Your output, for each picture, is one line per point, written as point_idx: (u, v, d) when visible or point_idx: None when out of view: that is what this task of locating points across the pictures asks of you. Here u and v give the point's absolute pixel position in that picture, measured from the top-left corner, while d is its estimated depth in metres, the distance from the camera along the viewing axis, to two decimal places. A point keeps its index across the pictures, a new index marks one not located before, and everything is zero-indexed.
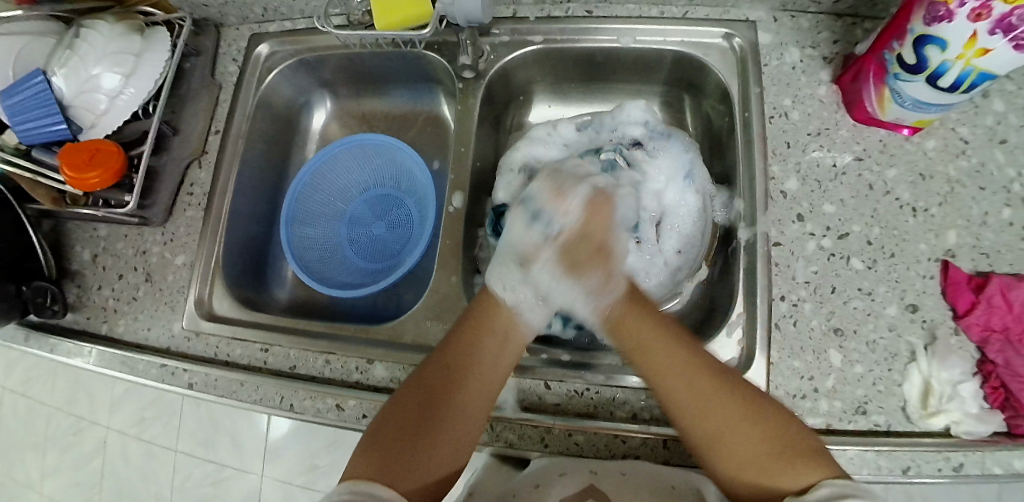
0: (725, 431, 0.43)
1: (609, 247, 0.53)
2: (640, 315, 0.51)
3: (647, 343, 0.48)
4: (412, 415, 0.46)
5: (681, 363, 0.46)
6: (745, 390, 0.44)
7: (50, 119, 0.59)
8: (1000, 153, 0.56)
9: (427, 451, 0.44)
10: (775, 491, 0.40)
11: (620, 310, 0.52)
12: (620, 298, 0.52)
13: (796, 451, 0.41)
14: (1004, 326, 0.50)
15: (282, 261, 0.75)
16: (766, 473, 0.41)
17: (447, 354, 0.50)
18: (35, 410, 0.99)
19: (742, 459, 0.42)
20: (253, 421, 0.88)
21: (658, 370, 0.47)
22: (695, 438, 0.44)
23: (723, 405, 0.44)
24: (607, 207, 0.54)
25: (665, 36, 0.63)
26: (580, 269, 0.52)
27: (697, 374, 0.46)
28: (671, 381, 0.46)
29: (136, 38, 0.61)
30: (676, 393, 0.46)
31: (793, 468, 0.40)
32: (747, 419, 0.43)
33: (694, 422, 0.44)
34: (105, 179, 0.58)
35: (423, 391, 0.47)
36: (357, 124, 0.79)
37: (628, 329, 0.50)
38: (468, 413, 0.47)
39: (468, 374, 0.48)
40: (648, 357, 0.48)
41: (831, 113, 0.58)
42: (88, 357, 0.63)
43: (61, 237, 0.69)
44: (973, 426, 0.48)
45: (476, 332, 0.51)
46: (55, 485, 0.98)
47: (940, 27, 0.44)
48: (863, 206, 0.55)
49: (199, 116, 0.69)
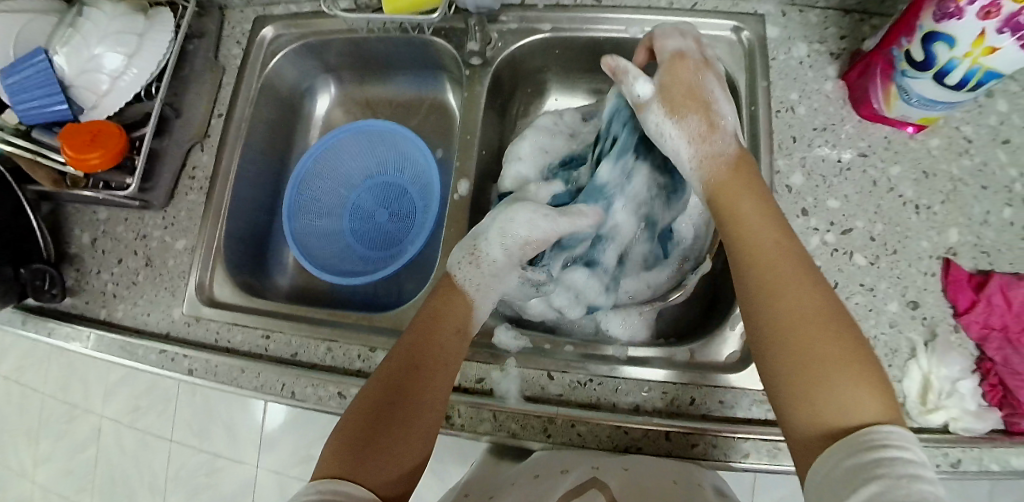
0: (802, 326, 0.37)
1: (704, 92, 0.51)
2: (743, 187, 0.46)
3: (750, 220, 0.44)
4: (375, 411, 0.44)
5: (776, 239, 0.42)
6: (855, 330, 0.38)
7: (51, 99, 0.58)
8: (1004, 152, 0.56)
9: (396, 448, 0.42)
10: (830, 414, 0.34)
11: (724, 167, 0.48)
12: (724, 169, 0.48)
13: (868, 384, 0.35)
14: (1003, 325, 0.51)
15: (282, 247, 0.75)
16: (825, 394, 0.35)
17: (408, 347, 0.48)
18: (29, 396, 0.98)
19: (813, 361, 0.36)
20: (249, 408, 0.88)
21: (753, 246, 0.42)
22: (772, 324, 0.39)
23: (826, 322, 0.37)
24: (691, 65, 0.52)
25: (673, 28, 0.63)
26: (680, 110, 0.51)
27: (791, 261, 0.41)
28: (768, 256, 0.41)
29: (139, 18, 0.61)
30: (755, 246, 0.42)
31: (857, 393, 0.34)
32: (836, 347, 0.36)
33: (779, 336, 0.38)
34: (106, 160, 0.58)
35: (385, 386, 0.45)
36: (360, 111, 0.79)
37: (733, 194, 0.46)
38: (430, 405, 0.45)
39: (431, 366, 0.47)
40: (741, 232, 0.44)
41: (837, 109, 0.58)
42: (86, 341, 0.63)
43: (59, 221, 0.68)
44: (971, 422, 0.49)
45: (435, 323, 0.50)
46: (49, 470, 0.98)
47: (949, 25, 0.44)
48: (867, 203, 0.55)
49: (201, 99, 0.68)
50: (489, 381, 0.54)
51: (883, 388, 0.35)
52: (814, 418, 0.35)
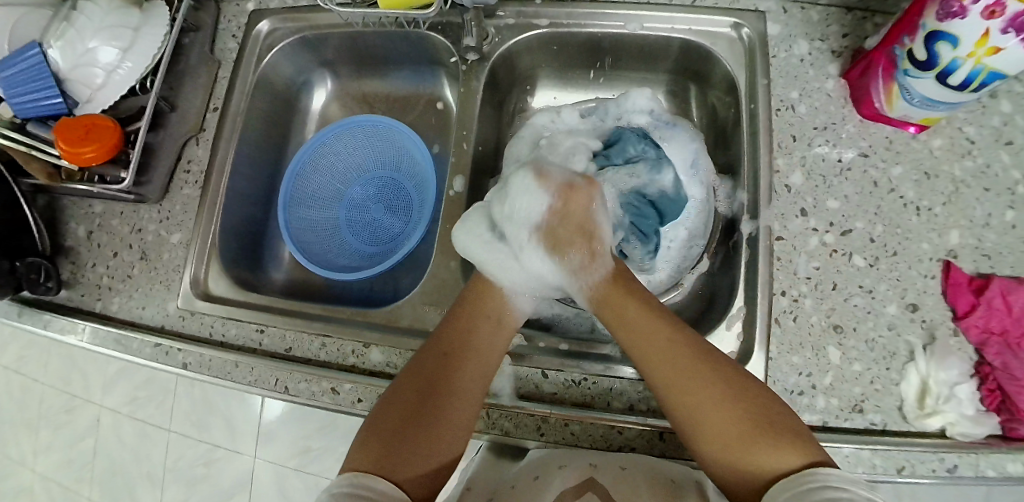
0: (707, 412, 0.42)
1: (593, 227, 0.54)
2: (624, 307, 0.50)
3: (637, 327, 0.48)
4: (407, 406, 0.46)
5: (666, 345, 0.46)
6: (752, 391, 0.43)
7: (46, 92, 0.58)
8: (1007, 154, 0.55)
9: (431, 437, 0.45)
10: (756, 471, 0.39)
11: (606, 286, 0.52)
12: (607, 280, 0.53)
13: (785, 443, 0.39)
14: (1003, 328, 0.50)
15: (279, 242, 0.75)
16: (744, 449, 0.40)
17: (444, 341, 0.50)
18: (28, 387, 0.98)
19: (717, 428, 0.42)
20: (247, 401, 0.88)
21: (648, 355, 0.46)
22: (678, 397, 0.44)
23: (711, 381, 0.43)
24: (583, 193, 0.54)
25: (673, 24, 0.62)
26: (562, 245, 0.53)
27: (686, 356, 0.45)
28: (654, 351, 0.46)
29: (134, 10, 0.60)
30: (656, 363, 0.46)
31: (769, 455, 0.39)
32: (733, 404, 0.42)
33: (676, 391, 0.44)
34: (100, 154, 0.57)
35: (415, 384, 0.47)
36: (357, 106, 0.78)
37: (618, 310, 0.50)
38: (464, 394, 0.48)
39: (466, 356, 0.50)
40: (637, 341, 0.48)
41: (838, 108, 0.57)
42: (82, 335, 0.63)
43: (55, 214, 0.68)
44: (969, 427, 0.49)
45: (474, 316, 0.52)
46: (49, 461, 0.98)
47: (953, 23, 0.43)
48: (867, 204, 0.55)
49: (197, 93, 0.68)
50: None
51: (806, 444, 0.40)
52: (741, 467, 0.40)
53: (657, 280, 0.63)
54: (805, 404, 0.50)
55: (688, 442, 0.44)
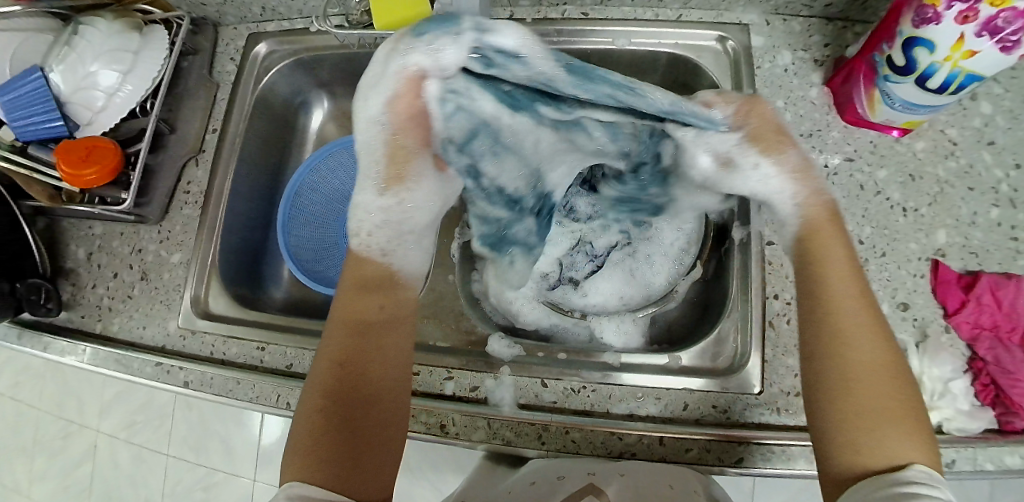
0: (861, 373, 0.41)
1: (736, 150, 0.51)
2: (832, 242, 0.46)
3: (839, 270, 0.45)
4: (326, 408, 0.44)
5: (859, 299, 0.44)
6: (902, 377, 0.41)
7: (47, 116, 0.59)
8: (988, 154, 0.57)
9: (359, 438, 0.43)
10: (875, 453, 0.38)
11: (748, 223, 0.48)
12: (825, 210, 0.48)
13: (911, 436, 0.39)
14: (994, 324, 0.51)
15: (277, 259, 0.75)
16: (878, 434, 0.39)
17: (343, 326, 0.47)
18: (24, 414, 0.97)
19: (869, 397, 0.40)
20: (246, 421, 0.88)
21: (834, 303, 0.44)
22: (838, 368, 0.42)
23: (885, 362, 0.42)
24: (769, 104, 0.49)
25: (660, 38, 0.64)
26: (695, 165, 0.52)
27: (871, 319, 0.43)
28: (849, 299, 0.44)
29: (134, 36, 0.61)
30: (839, 315, 0.43)
31: (898, 444, 0.38)
32: (891, 380, 0.41)
33: (850, 356, 0.42)
34: (102, 176, 0.58)
35: (330, 382, 0.45)
36: (353, 124, 0.79)
37: (818, 249, 0.46)
38: (381, 384, 0.46)
39: (371, 347, 0.46)
40: (840, 280, 0.44)
41: (823, 115, 0.59)
42: (81, 356, 0.63)
43: (55, 236, 0.68)
44: (965, 422, 0.49)
45: (368, 293, 0.49)
46: (46, 487, 0.97)
47: (929, 29, 0.45)
48: (854, 207, 0.56)
49: (196, 115, 0.69)
50: (483, 389, 0.54)
51: (927, 441, 0.39)
52: (857, 458, 0.39)
53: (654, 286, 0.63)
54: None
55: (815, 404, 0.42)
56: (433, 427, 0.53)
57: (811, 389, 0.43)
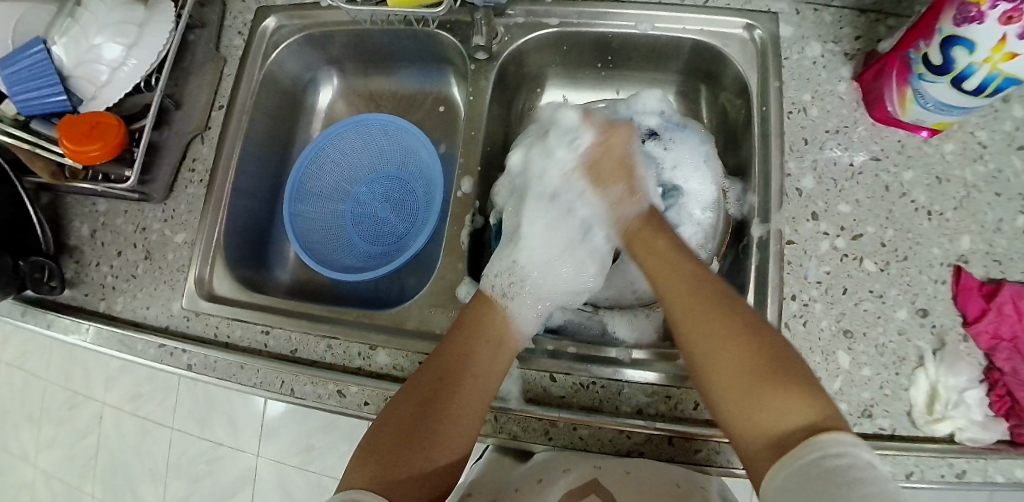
0: (710, 345, 0.43)
1: (631, 165, 0.58)
2: (651, 239, 0.53)
3: (657, 260, 0.51)
4: (402, 423, 0.45)
5: (687, 280, 0.47)
6: (755, 338, 0.42)
7: (49, 90, 0.57)
8: (1019, 159, 0.55)
9: (424, 456, 0.43)
10: (763, 422, 0.38)
11: (637, 224, 0.55)
12: (640, 219, 0.56)
13: (799, 396, 0.38)
14: (1013, 335, 0.50)
15: (283, 240, 0.74)
16: (759, 401, 0.39)
17: (443, 357, 0.49)
18: (30, 384, 0.98)
19: (738, 367, 0.41)
20: (250, 399, 0.88)
21: (665, 283, 0.48)
22: (692, 325, 0.44)
23: (729, 328, 0.42)
24: (623, 133, 0.58)
25: (685, 25, 0.61)
26: (602, 179, 0.57)
27: (704, 296, 0.45)
28: (679, 291, 0.47)
29: (139, 7, 0.59)
30: (668, 289, 0.48)
31: (787, 409, 0.37)
32: (742, 347, 0.41)
33: (687, 325, 0.45)
34: (105, 152, 0.57)
35: (411, 404, 0.46)
36: (363, 104, 0.77)
37: (646, 242, 0.53)
38: (463, 415, 0.46)
39: (463, 380, 0.48)
40: (656, 269, 0.50)
41: (851, 111, 0.57)
42: (85, 334, 0.62)
43: (59, 211, 0.67)
44: (976, 433, 0.48)
45: (475, 338, 0.50)
46: (51, 457, 0.98)
47: (970, 29, 0.43)
48: (878, 208, 0.54)
49: (202, 91, 0.67)
50: None
51: (818, 398, 0.38)
52: (753, 425, 0.39)
53: None
54: None
55: (698, 380, 0.43)
56: None
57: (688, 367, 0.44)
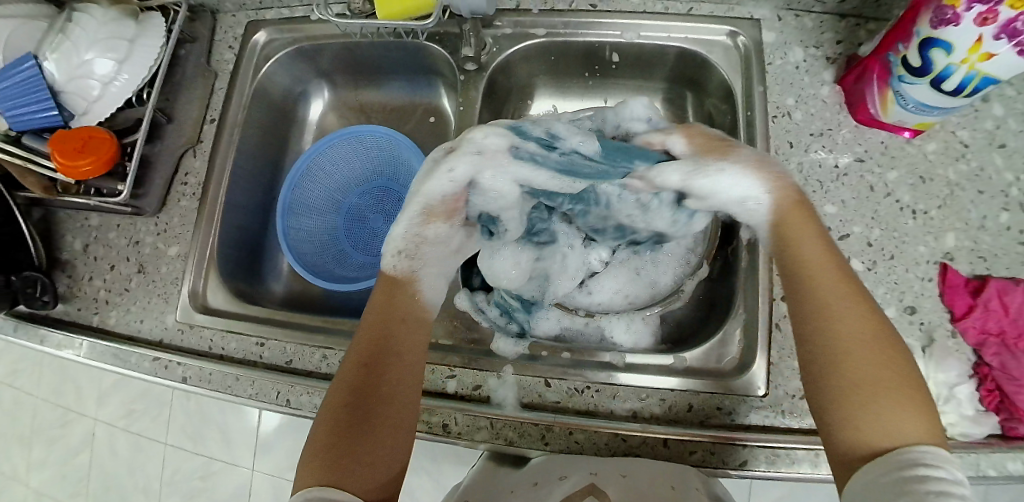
0: (852, 351, 0.41)
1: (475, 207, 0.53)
2: (804, 224, 0.47)
3: (813, 259, 0.45)
4: (339, 419, 0.44)
5: (832, 269, 0.44)
6: (892, 352, 0.41)
7: (41, 105, 0.58)
8: (999, 157, 0.56)
9: (370, 445, 0.43)
10: (874, 431, 0.38)
11: (792, 202, 0.48)
12: (792, 196, 0.48)
13: (912, 407, 0.38)
14: (1000, 330, 0.51)
15: (277, 252, 0.74)
16: (873, 407, 0.38)
17: (364, 347, 0.48)
18: (22, 403, 0.97)
19: (861, 380, 0.40)
20: (245, 413, 0.88)
21: (808, 274, 0.44)
22: (826, 317, 0.42)
23: (871, 325, 0.41)
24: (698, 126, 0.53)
25: (670, 32, 0.62)
26: (721, 151, 0.50)
27: (848, 288, 0.43)
28: (824, 279, 0.44)
29: (130, 24, 0.60)
30: (817, 281, 0.44)
31: (906, 422, 0.38)
32: (877, 357, 0.40)
33: (828, 312, 0.42)
34: (97, 167, 0.57)
35: (345, 396, 0.45)
36: (355, 115, 0.78)
37: (796, 229, 0.47)
38: (399, 397, 0.46)
39: (387, 362, 0.47)
40: (806, 264, 0.45)
41: (834, 114, 0.58)
42: (78, 349, 0.62)
43: (51, 227, 0.67)
44: (970, 427, 0.49)
45: (387, 317, 0.49)
46: (43, 477, 0.97)
47: (947, 31, 0.44)
48: (864, 208, 0.55)
49: (194, 105, 0.67)
50: (486, 388, 0.54)
51: (931, 415, 0.39)
52: (857, 433, 0.39)
53: (659, 285, 0.63)
54: None
55: (813, 373, 0.42)
56: (435, 426, 0.53)
57: (807, 361, 0.43)
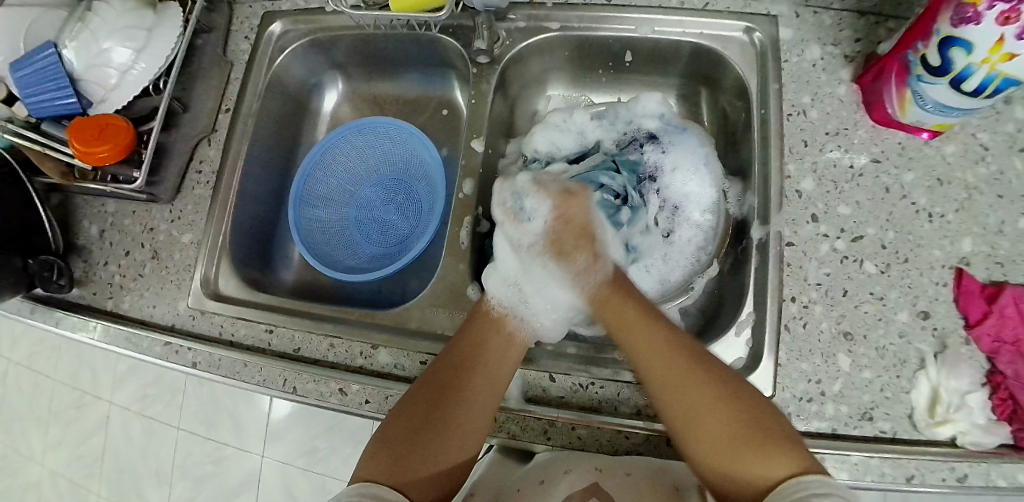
0: (691, 400, 0.43)
1: (594, 232, 0.56)
2: (621, 306, 0.51)
3: (617, 313, 0.50)
4: (416, 412, 0.46)
5: (637, 317, 0.49)
6: (739, 401, 0.42)
7: (60, 93, 0.59)
8: (1021, 160, 0.54)
9: (438, 445, 0.44)
10: (749, 480, 0.39)
11: (605, 290, 0.53)
12: (604, 287, 0.53)
13: (776, 446, 0.39)
14: (1015, 337, 0.49)
15: (288, 242, 0.75)
16: (744, 457, 0.39)
17: (450, 353, 0.50)
18: (39, 384, 0.99)
19: (722, 436, 0.41)
20: (254, 400, 0.89)
21: (620, 323, 0.50)
22: (647, 367, 0.46)
23: (674, 361, 0.45)
24: (579, 201, 0.55)
25: (684, 28, 0.62)
26: (568, 251, 0.54)
27: (667, 351, 0.46)
28: (625, 325, 0.49)
29: (149, 13, 0.61)
30: (633, 318, 0.49)
31: (763, 462, 0.38)
32: (716, 398, 0.42)
33: (627, 346, 0.48)
34: (114, 154, 0.58)
35: (428, 395, 0.47)
36: (368, 107, 0.79)
37: (614, 308, 0.51)
38: (479, 406, 0.47)
39: (472, 370, 0.49)
40: (617, 322, 0.50)
41: (851, 113, 0.57)
42: (93, 332, 0.63)
43: (68, 213, 0.68)
44: (979, 436, 0.48)
45: (488, 331, 0.51)
46: (58, 457, 0.99)
47: (966, 30, 0.43)
48: (879, 210, 0.54)
49: (209, 94, 0.68)
50: None
51: (796, 454, 0.39)
52: (733, 476, 0.40)
53: (670, 281, 0.64)
54: (814, 411, 0.50)
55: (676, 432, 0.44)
56: None
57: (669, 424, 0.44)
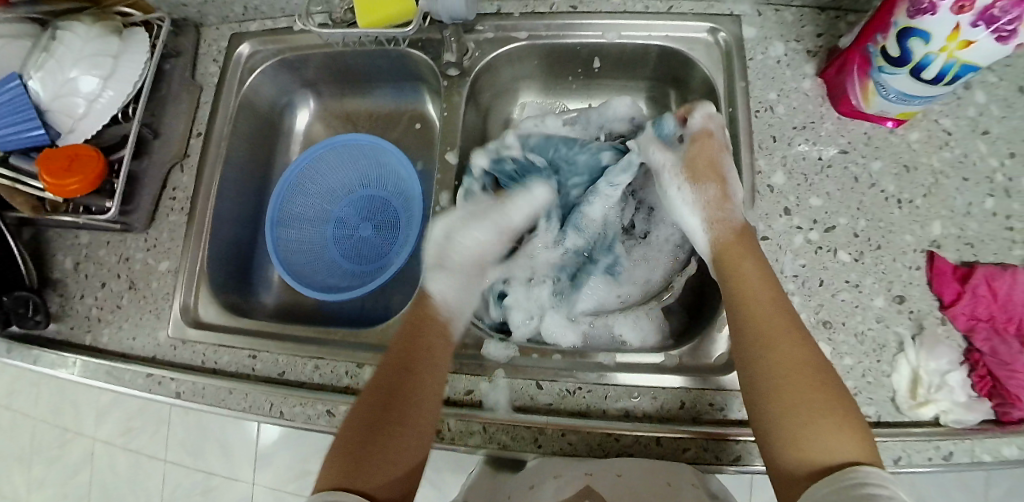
0: (784, 368, 0.43)
1: (720, 167, 0.55)
2: (743, 255, 0.50)
3: (739, 270, 0.49)
4: (368, 417, 0.45)
5: (762, 283, 0.48)
6: (821, 376, 0.42)
7: (28, 125, 0.58)
8: (983, 143, 0.56)
9: (390, 446, 0.44)
10: (814, 453, 0.39)
11: (728, 236, 0.52)
12: (730, 233, 0.52)
13: (850, 428, 0.39)
14: (990, 316, 0.51)
15: (268, 264, 0.74)
16: (816, 430, 0.39)
17: (393, 354, 0.51)
18: (20, 423, 0.97)
19: (799, 406, 0.41)
20: (242, 425, 0.87)
21: (739, 278, 0.48)
22: (741, 330, 0.46)
23: (784, 329, 0.44)
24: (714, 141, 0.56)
25: (650, 31, 0.63)
26: (698, 177, 0.55)
27: (780, 321, 0.45)
28: (746, 288, 0.48)
29: (114, 39, 0.60)
30: (745, 280, 0.48)
31: (835, 441, 0.39)
32: (806, 370, 0.42)
33: (742, 301, 0.47)
34: (85, 185, 0.57)
35: (377, 396, 0.47)
36: (341, 124, 0.78)
37: (734, 258, 0.50)
38: (429, 400, 0.48)
39: (416, 366, 0.49)
40: (740, 280, 0.48)
41: (816, 106, 0.58)
42: (72, 368, 0.61)
43: (40, 247, 0.67)
44: (962, 415, 0.49)
45: (422, 326, 0.53)
46: (43, 497, 0.97)
47: (924, 20, 0.44)
48: (849, 199, 0.55)
49: (180, 119, 0.67)
50: (478, 392, 0.54)
51: (866, 441, 0.39)
52: (798, 449, 0.40)
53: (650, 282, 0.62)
54: None
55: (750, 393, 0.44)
56: None
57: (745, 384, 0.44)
